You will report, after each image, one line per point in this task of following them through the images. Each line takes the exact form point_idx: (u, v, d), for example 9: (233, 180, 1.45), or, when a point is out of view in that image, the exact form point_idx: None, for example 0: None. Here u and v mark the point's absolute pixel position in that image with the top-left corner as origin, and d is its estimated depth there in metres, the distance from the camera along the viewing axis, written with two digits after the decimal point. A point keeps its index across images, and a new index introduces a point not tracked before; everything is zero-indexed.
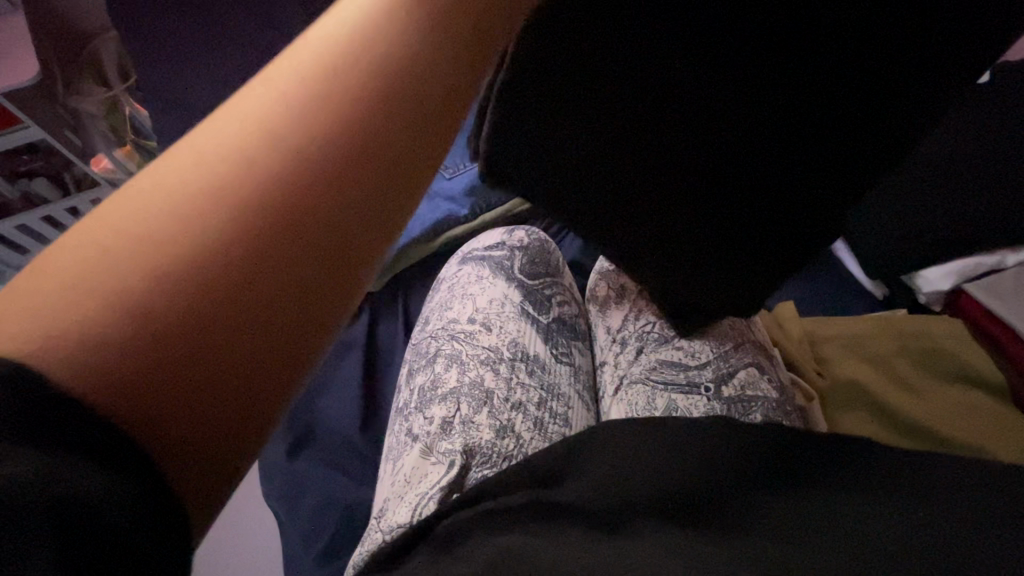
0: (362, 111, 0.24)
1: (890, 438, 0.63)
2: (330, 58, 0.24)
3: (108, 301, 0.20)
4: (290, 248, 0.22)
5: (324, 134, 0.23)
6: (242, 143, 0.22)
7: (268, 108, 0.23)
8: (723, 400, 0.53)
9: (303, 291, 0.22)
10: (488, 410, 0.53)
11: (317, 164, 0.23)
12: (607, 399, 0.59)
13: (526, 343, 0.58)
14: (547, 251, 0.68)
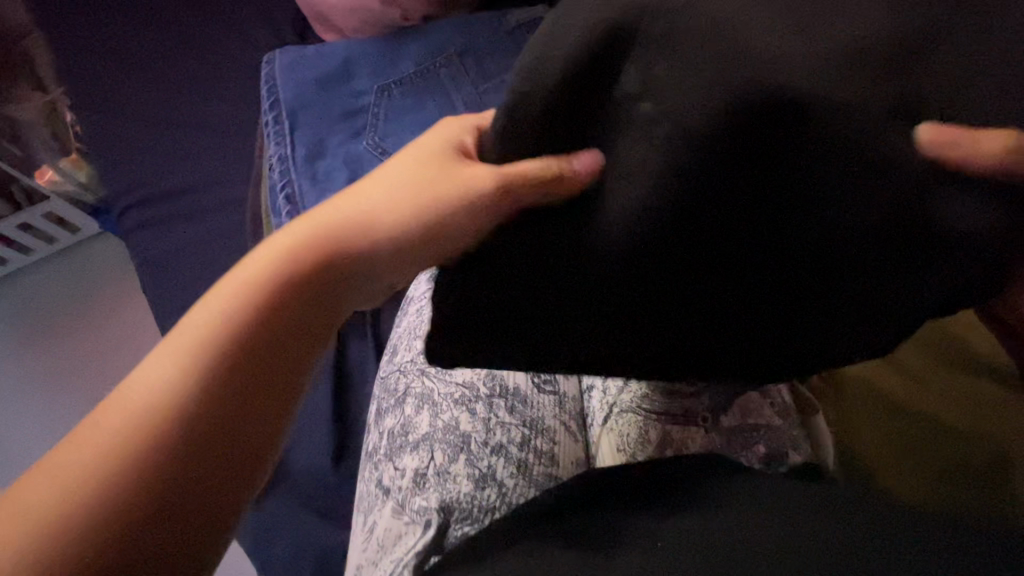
0: (276, 310, 0.33)
1: (898, 447, 0.56)
2: (255, 279, 0.33)
3: (94, 491, 0.27)
4: (225, 428, 0.30)
5: (245, 338, 0.31)
6: (187, 360, 0.30)
7: (208, 325, 0.31)
8: (724, 432, 0.49)
9: (233, 456, 0.29)
10: (466, 457, 0.48)
11: (233, 350, 0.31)
12: (596, 427, 0.54)
13: (505, 375, 0.53)
14: None
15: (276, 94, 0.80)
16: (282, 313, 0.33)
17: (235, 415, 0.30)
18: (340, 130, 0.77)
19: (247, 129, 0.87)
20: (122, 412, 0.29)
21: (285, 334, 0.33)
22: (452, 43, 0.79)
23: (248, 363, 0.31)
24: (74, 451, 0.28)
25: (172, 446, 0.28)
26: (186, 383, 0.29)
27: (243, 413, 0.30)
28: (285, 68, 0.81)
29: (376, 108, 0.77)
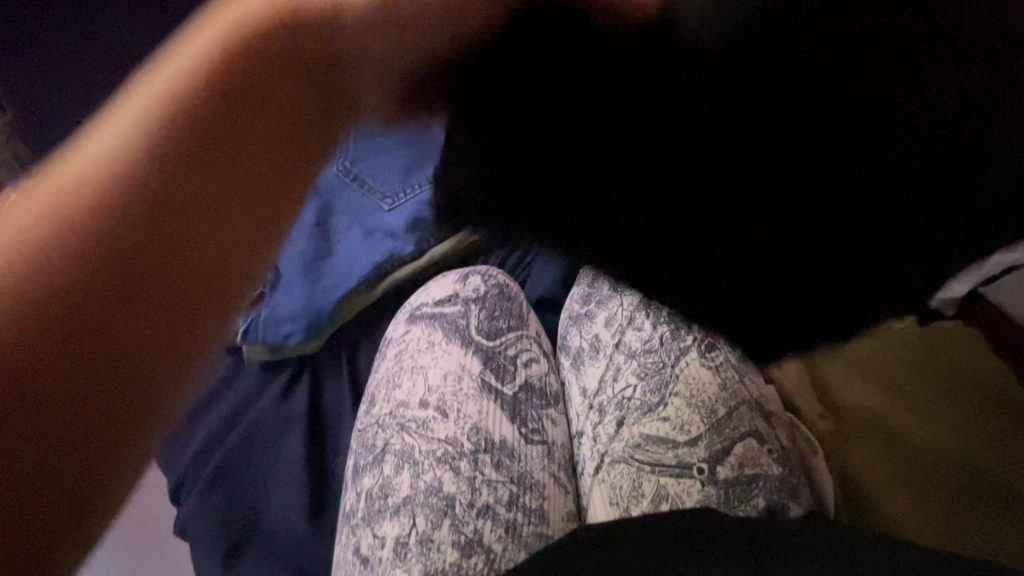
0: (167, 165, 0.26)
1: (895, 475, 0.54)
2: (130, 135, 0.26)
3: None
4: (105, 328, 0.24)
5: (129, 212, 0.25)
6: (38, 250, 0.24)
7: (78, 198, 0.25)
8: (720, 485, 0.45)
9: (119, 360, 0.24)
10: (450, 522, 0.45)
11: (104, 229, 0.25)
12: (587, 476, 0.51)
13: (490, 427, 0.50)
14: (506, 298, 0.59)
15: None
16: (178, 169, 0.26)
17: (93, 312, 0.24)
18: None
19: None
20: None
21: (197, 197, 0.26)
22: None
23: (137, 239, 0.25)
24: None
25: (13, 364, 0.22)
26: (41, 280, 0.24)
27: (107, 310, 0.24)
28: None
29: None
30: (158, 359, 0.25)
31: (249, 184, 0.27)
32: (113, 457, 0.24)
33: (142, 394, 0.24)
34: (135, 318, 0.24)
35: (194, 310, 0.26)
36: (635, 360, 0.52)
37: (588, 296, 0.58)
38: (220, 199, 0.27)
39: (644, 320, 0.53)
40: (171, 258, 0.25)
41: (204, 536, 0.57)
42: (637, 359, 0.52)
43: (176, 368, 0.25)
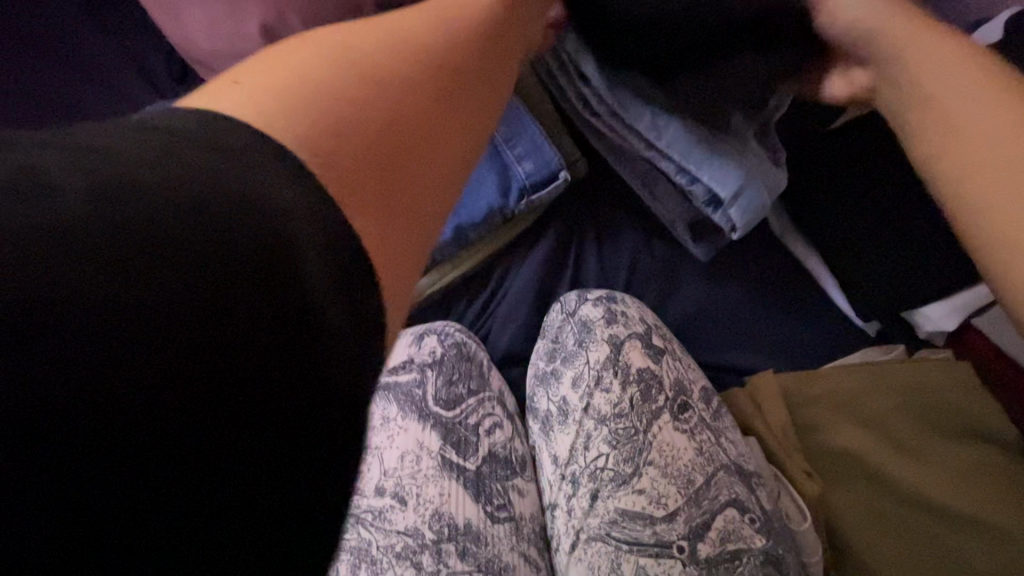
0: (421, 63, 0.32)
1: (889, 520, 0.53)
2: (399, 39, 0.32)
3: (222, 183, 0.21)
4: (413, 158, 0.29)
5: (399, 80, 0.30)
6: (345, 84, 0.28)
7: (355, 62, 0.30)
8: (701, 564, 0.45)
9: (417, 187, 0.29)
10: None
11: (379, 80, 0.30)
12: (562, 554, 0.49)
13: (453, 511, 0.46)
14: (465, 358, 0.54)
15: None
16: (423, 59, 0.32)
17: (397, 141, 0.29)
18: None
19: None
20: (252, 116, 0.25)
21: (451, 92, 0.32)
22: None
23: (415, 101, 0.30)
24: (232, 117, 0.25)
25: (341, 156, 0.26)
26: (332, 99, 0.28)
27: (409, 136, 0.29)
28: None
29: None
30: (431, 198, 0.30)
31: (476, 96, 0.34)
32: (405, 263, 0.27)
33: (418, 208, 0.29)
34: (434, 160, 0.30)
35: (450, 160, 0.31)
36: (606, 426, 0.50)
37: (552, 352, 0.55)
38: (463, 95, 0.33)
39: (611, 381, 0.52)
40: (421, 110, 0.30)
41: None
42: (607, 425, 0.50)
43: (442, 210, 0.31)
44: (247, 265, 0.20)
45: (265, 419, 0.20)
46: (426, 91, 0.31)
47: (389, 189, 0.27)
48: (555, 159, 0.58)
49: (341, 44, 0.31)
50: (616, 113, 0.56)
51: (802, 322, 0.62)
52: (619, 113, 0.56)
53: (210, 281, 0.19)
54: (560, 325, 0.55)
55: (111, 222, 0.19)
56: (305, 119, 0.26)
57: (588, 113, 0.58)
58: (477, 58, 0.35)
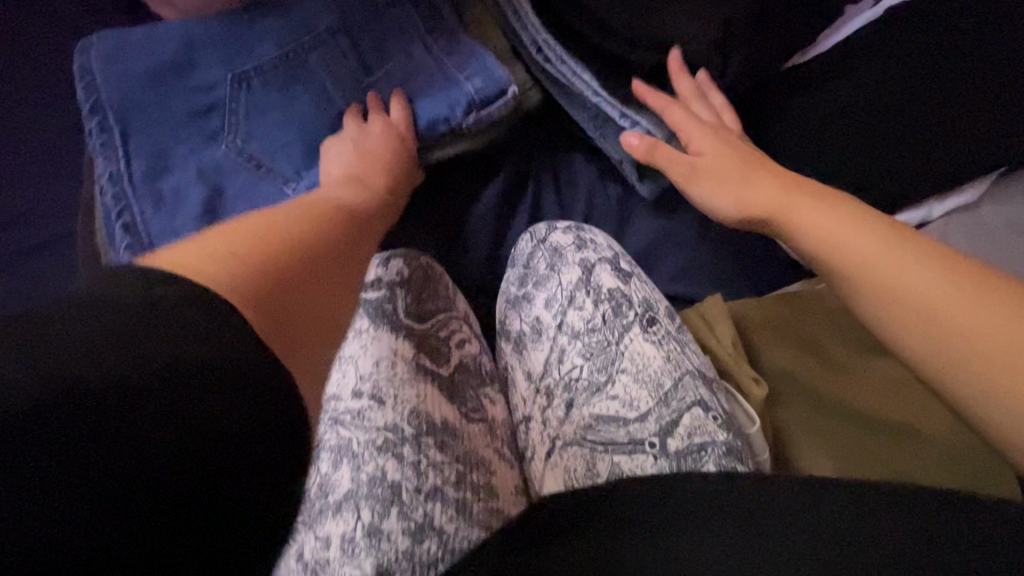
0: (339, 228, 0.46)
1: (824, 426, 0.57)
2: (327, 207, 0.48)
3: (234, 286, 0.34)
4: (324, 296, 0.40)
5: (323, 240, 0.43)
6: (279, 240, 0.40)
7: (291, 225, 0.42)
8: (671, 455, 0.47)
9: (329, 319, 0.39)
10: (398, 510, 0.43)
11: (301, 238, 0.41)
12: (536, 461, 0.51)
13: (430, 410, 0.49)
14: (432, 280, 0.57)
15: (96, 94, 0.62)
16: (340, 224, 0.47)
17: (318, 285, 0.40)
18: (188, 134, 0.62)
19: (56, 133, 0.67)
20: (223, 257, 0.36)
21: (358, 245, 0.46)
22: (323, 23, 0.62)
23: (330, 256, 0.42)
24: (204, 262, 0.35)
25: (283, 284, 0.37)
26: (272, 253, 0.38)
27: (327, 278, 0.41)
28: (105, 59, 0.62)
29: (234, 105, 0.62)
30: (337, 322, 0.40)
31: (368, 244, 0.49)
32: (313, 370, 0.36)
33: (329, 330, 0.39)
34: (339, 298, 0.41)
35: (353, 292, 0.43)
36: (580, 340, 0.53)
37: (524, 277, 0.58)
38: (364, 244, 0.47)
39: (584, 299, 0.55)
40: (333, 258, 0.42)
41: None
42: (581, 339, 0.53)
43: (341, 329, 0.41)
44: (247, 384, 0.29)
45: (209, 485, 0.28)
46: (320, 275, 0.40)
47: (298, 336, 0.36)
48: (503, 76, 0.62)
49: (288, 213, 0.44)
50: (565, 59, 0.61)
51: (739, 258, 0.69)
52: (567, 61, 0.61)
53: (183, 394, 0.28)
54: (531, 253, 0.59)
55: (101, 349, 0.27)
56: (235, 282, 0.34)
57: (543, 62, 0.63)
58: (353, 239, 0.46)
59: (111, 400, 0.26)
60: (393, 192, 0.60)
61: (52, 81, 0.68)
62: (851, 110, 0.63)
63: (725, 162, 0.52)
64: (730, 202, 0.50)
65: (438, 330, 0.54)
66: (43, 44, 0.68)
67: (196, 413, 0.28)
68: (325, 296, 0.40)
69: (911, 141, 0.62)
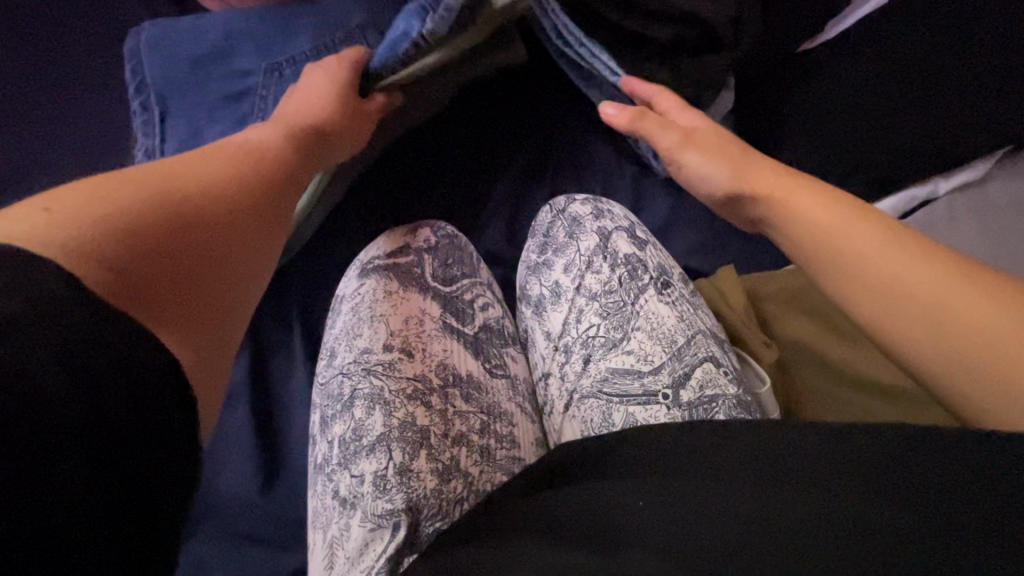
0: (239, 173, 0.43)
1: (838, 392, 0.60)
2: (233, 150, 0.45)
3: (79, 250, 0.30)
4: (203, 248, 0.37)
5: (211, 189, 0.40)
6: (156, 192, 0.37)
7: (175, 173, 0.39)
8: (684, 407, 0.50)
9: (211, 273, 0.37)
10: (427, 451, 0.46)
11: (184, 189, 0.39)
12: (556, 414, 0.54)
13: (456, 363, 0.52)
14: (456, 248, 0.60)
15: (143, 78, 0.66)
16: (245, 171, 0.44)
17: (197, 238, 0.37)
18: (221, 117, 0.66)
19: (99, 117, 0.71)
20: (71, 219, 0.32)
21: (263, 192, 0.44)
22: (353, 17, 0.66)
23: (214, 205, 0.40)
24: (59, 222, 0.31)
25: (147, 241, 0.34)
26: (141, 207, 0.35)
27: (211, 229, 0.38)
28: (151, 45, 0.66)
29: (265, 92, 0.66)
30: (224, 275, 0.38)
31: (281, 189, 0.46)
32: (189, 327, 0.35)
33: (210, 285, 0.37)
34: (225, 248, 0.39)
35: (245, 243, 0.41)
36: (597, 301, 0.56)
37: (544, 246, 0.61)
38: (272, 189, 0.45)
39: (601, 264, 0.58)
40: (218, 209, 0.40)
41: (228, 477, 0.63)
42: (599, 300, 0.56)
43: (228, 281, 0.39)
44: (63, 334, 0.26)
45: (73, 440, 0.25)
46: (203, 228, 0.38)
47: (166, 299, 0.34)
48: None
49: (175, 159, 0.41)
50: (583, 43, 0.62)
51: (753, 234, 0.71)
52: (586, 43, 0.62)
53: (42, 374, 0.25)
54: (551, 222, 0.62)
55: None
56: (91, 247, 0.31)
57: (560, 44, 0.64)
58: (259, 186, 0.44)
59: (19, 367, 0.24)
60: (333, 134, 0.55)
61: (98, 71, 0.72)
62: (849, 96, 0.67)
63: (718, 135, 0.50)
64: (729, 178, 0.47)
65: (461, 295, 0.57)
66: (91, 39, 0.73)
67: (39, 352, 0.25)
68: (205, 250, 0.37)
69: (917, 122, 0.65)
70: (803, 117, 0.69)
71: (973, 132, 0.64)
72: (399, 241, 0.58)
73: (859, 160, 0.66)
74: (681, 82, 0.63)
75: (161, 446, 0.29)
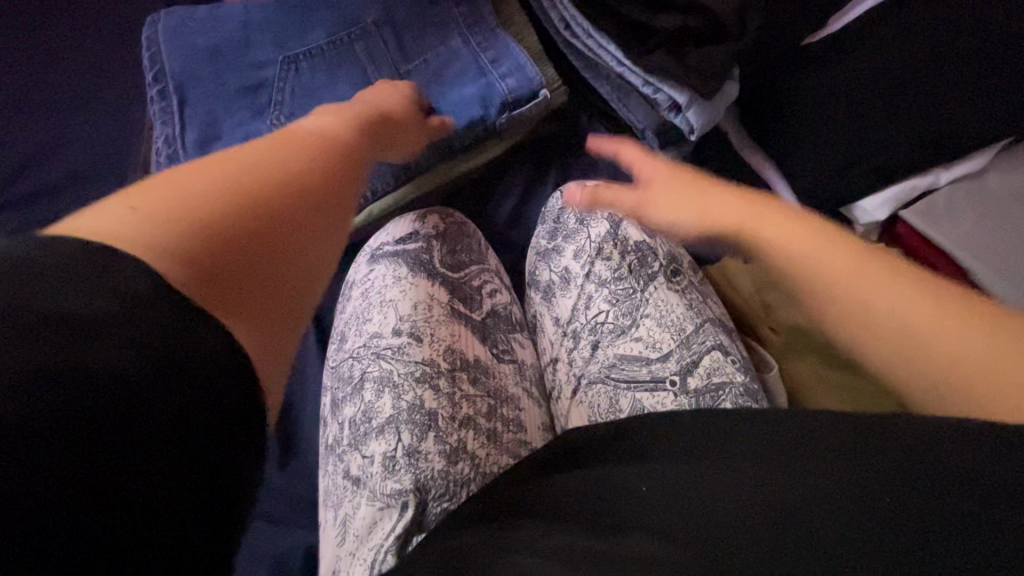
0: (320, 152, 0.41)
1: (841, 379, 0.59)
2: (309, 132, 0.43)
3: (165, 247, 0.28)
4: (291, 236, 0.35)
5: (298, 168, 0.38)
6: (241, 174, 0.34)
7: (261, 154, 0.37)
8: (691, 394, 0.51)
9: (297, 261, 0.35)
10: (435, 434, 0.47)
11: (270, 170, 0.36)
12: (563, 399, 0.55)
13: (464, 348, 0.53)
14: (466, 234, 0.61)
15: (158, 65, 0.67)
16: (323, 151, 0.41)
17: (285, 224, 0.35)
18: (239, 107, 0.67)
19: (110, 105, 0.72)
20: (159, 212, 0.30)
21: (346, 172, 0.42)
22: (368, 11, 0.68)
23: (301, 185, 0.37)
24: (150, 218, 0.29)
25: (235, 232, 0.32)
26: (226, 194, 0.33)
27: (298, 213, 0.36)
28: (168, 35, 0.67)
29: (281, 84, 0.67)
30: (307, 263, 0.36)
31: (356, 171, 0.44)
32: (274, 323, 0.33)
33: (296, 275, 0.35)
34: (312, 235, 0.36)
35: (330, 227, 0.38)
36: (607, 287, 0.57)
37: (553, 232, 0.61)
38: (352, 171, 0.43)
39: (611, 251, 0.58)
40: (306, 190, 0.37)
41: None
42: (608, 287, 0.57)
43: (312, 273, 0.36)
44: (148, 340, 0.25)
45: (150, 446, 0.23)
46: (291, 211, 0.35)
47: (253, 296, 0.32)
48: (532, 75, 0.66)
49: (256, 141, 0.39)
50: (591, 34, 0.66)
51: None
52: (594, 34, 0.65)
53: (121, 378, 0.23)
54: (560, 209, 0.62)
55: (81, 318, 0.24)
56: (178, 243, 0.29)
57: (570, 36, 0.67)
58: (339, 167, 0.41)
59: (105, 376, 0.23)
60: (392, 125, 0.54)
61: (110, 60, 0.73)
62: (854, 86, 0.68)
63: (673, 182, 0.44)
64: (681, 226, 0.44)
65: (472, 280, 0.58)
66: (102, 29, 0.74)
67: (124, 359, 0.24)
68: (291, 236, 0.35)
69: (920, 113, 0.66)
70: (809, 106, 0.69)
71: (966, 117, 0.67)
72: (411, 225, 0.59)
73: (863, 150, 0.68)
74: (688, 73, 0.62)
75: (231, 444, 0.26)
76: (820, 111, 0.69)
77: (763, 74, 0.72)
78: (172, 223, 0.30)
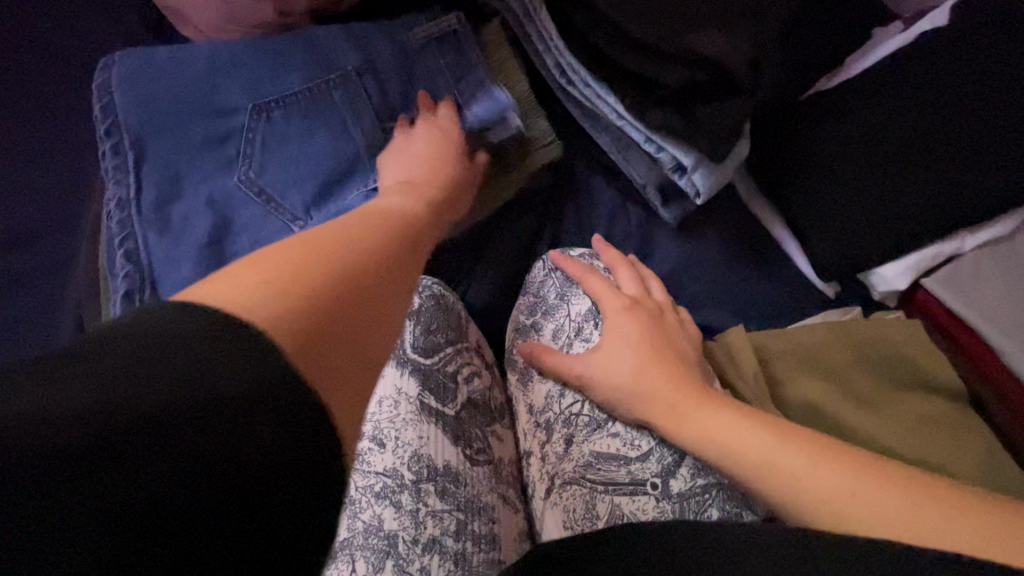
0: (400, 231, 0.45)
1: None
2: (388, 212, 0.47)
3: (297, 313, 0.30)
4: (390, 304, 0.37)
5: (390, 244, 0.41)
6: (348, 248, 0.37)
7: (361, 232, 0.41)
8: (674, 499, 0.46)
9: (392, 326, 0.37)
10: (393, 563, 0.42)
11: (370, 245, 0.39)
12: (538, 499, 0.50)
13: (432, 452, 0.47)
14: (443, 309, 0.54)
15: (114, 115, 0.60)
16: (401, 229, 0.45)
17: (385, 293, 0.37)
18: (203, 161, 0.60)
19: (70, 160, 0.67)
20: (289, 276, 0.32)
21: (420, 251, 0.46)
22: (345, 55, 0.62)
23: (394, 259, 0.40)
24: (287, 279, 0.31)
25: (348, 297, 0.33)
26: (340, 264, 0.35)
27: (395, 282, 0.38)
28: (125, 82, 0.61)
29: (250, 135, 0.61)
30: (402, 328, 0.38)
31: (425, 244, 0.48)
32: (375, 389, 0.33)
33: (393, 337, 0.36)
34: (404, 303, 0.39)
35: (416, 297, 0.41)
36: None
37: (533, 308, 0.56)
38: (424, 247, 0.47)
39: (592, 331, 0.52)
40: (397, 264, 0.40)
41: None
42: None
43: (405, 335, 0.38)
44: (291, 416, 0.26)
45: (280, 522, 0.25)
46: (386, 280, 0.38)
47: (363, 358, 0.32)
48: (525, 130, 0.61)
49: (349, 221, 0.43)
50: (589, 84, 0.61)
51: (762, 287, 0.68)
52: (591, 83, 0.60)
53: (268, 455, 0.25)
54: (542, 280, 0.57)
55: (227, 392, 0.25)
56: (306, 308, 0.30)
57: (566, 84, 0.62)
58: (415, 241, 0.45)
59: (247, 458, 0.24)
60: (445, 189, 0.59)
61: (71, 111, 0.68)
62: (876, 142, 0.62)
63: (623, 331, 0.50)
64: (629, 370, 0.47)
65: (449, 364, 0.52)
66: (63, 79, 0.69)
67: (268, 435, 0.25)
68: (389, 301, 0.37)
69: (951, 173, 0.60)
70: (830, 163, 0.63)
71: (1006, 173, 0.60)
72: None
73: (887, 214, 0.61)
74: (696, 133, 0.55)
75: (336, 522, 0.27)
76: (843, 169, 0.62)
77: (778, 123, 0.66)
78: (301, 288, 0.31)
